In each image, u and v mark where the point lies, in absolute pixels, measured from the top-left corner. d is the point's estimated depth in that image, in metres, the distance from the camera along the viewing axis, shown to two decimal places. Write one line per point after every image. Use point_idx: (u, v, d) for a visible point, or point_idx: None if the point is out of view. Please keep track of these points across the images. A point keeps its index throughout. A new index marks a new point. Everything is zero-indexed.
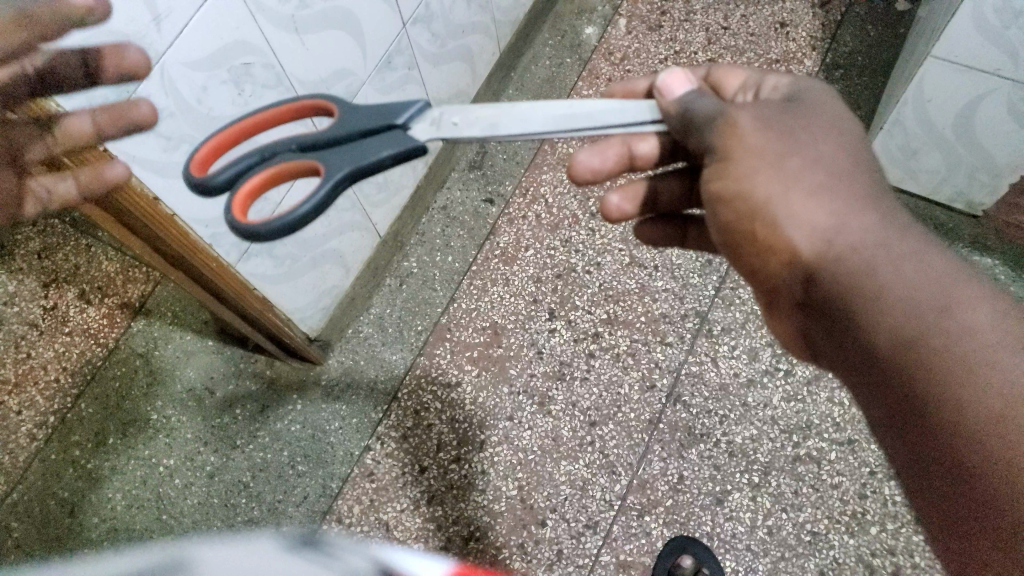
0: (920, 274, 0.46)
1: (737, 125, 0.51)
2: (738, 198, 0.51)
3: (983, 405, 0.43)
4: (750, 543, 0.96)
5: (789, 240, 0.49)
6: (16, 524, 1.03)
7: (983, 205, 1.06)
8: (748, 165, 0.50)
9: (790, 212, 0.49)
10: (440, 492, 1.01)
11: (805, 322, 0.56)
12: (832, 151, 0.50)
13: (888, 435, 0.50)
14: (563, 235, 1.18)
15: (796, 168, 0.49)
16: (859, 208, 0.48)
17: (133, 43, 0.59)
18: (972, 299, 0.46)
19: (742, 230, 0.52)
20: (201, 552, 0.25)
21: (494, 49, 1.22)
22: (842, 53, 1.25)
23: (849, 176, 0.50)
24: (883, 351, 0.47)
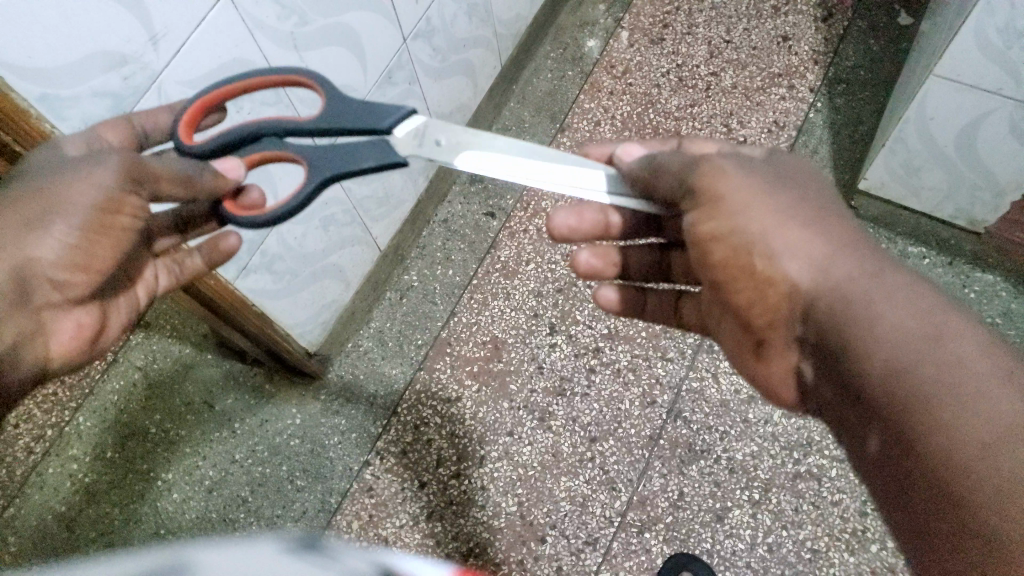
0: (912, 305, 0.46)
1: (729, 169, 0.55)
2: (731, 234, 0.54)
3: (974, 436, 0.40)
4: (751, 561, 0.96)
5: (784, 273, 0.52)
6: (14, 538, 1.02)
7: (985, 221, 1.05)
8: (741, 203, 0.53)
9: (784, 245, 0.52)
10: (440, 508, 1.01)
11: (803, 362, 0.55)
12: (823, 201, 0.54)
13: (882, 482, 0.48)
14: (564, 249, 1.17)
15: (788, 210, 0.52)
16: (851, 248, 0.50)
17: (130, 63, 0.59)
18: (968, 332, 0.44)
19: (737, 263, 0.55)
20: (201, 558, 0.24)
21: (496, 63, 1.22)
22: (845, 67, 1.25)
23: (840, 221, 0.52)
24: (874, 381, 0.45)
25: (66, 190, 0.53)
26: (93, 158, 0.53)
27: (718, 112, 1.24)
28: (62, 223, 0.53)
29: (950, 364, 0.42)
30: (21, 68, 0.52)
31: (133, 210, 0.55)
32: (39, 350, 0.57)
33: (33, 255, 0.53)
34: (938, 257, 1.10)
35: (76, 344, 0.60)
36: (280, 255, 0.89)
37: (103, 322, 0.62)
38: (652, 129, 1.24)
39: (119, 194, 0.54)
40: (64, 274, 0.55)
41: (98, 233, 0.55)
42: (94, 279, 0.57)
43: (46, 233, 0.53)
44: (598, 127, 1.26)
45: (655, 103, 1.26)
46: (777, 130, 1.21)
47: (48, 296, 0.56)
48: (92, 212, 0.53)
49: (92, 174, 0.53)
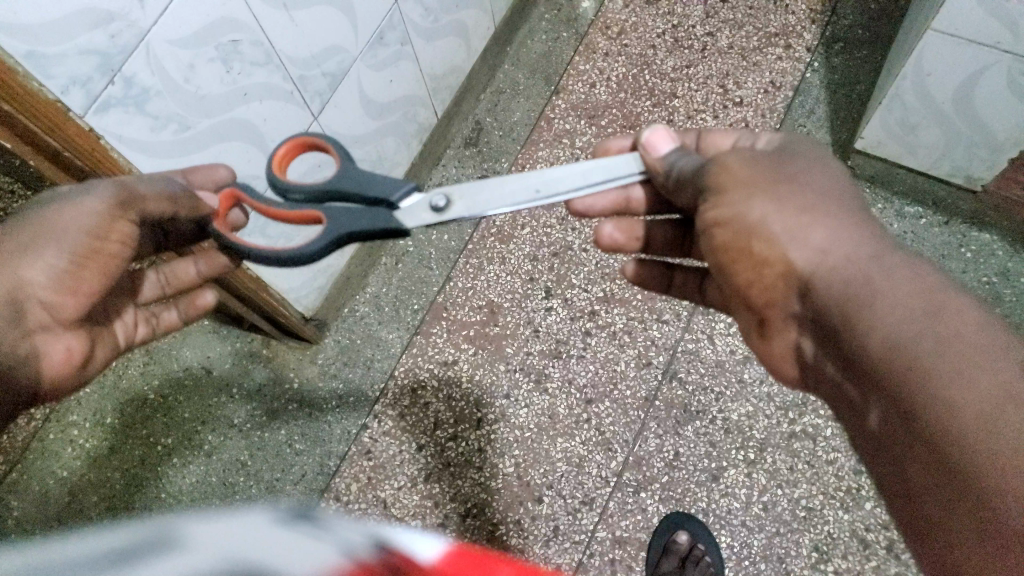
0: (908, 283, 0.45)
1: (737, 160, 0.56)
2: (731, 221, 0.54)
3: (964, 400, 0.40)
4: (746, 519, 0.97)
5: (789, 261, 0.51)
6: (17, 503, 1.03)
7: (982, 180, 1.05)
8: (742, 194, 0.53)
9: (785, 232, 0.51)
10: (438, 469, 1.02)
11: (813, 348, 0.54)
12: (825, 183, 0.54)
13: (884, 459, 0.47)
14: (559, 213, 1.17)
15: (786, 195, 0.52)
16: (851, 229, 0.50)
17: (117, 20, 0.58)
18: (964, 309, 0.43)
19: (739, 252, 0.54)
20: (187, 528, 0.23)
21: (489, 25, 1.21)
22: (843, 26, 1.23)
23: (839, 204, 0.52)
24: (872, 355, 0.45)
25: (60, 220, 0.55)
26: (81, 192, 0.56)
27: (715, 72, 1.23)
28: (54, 250, 0.55)
29: (944, 340, 0.42)
30: (6, 25, 0.51)
31: (121, 236, 0.57)
32: (30, 369, 0.56)
33: (24, 279, 0.55)
34: (934, 217, 1.10)
35: (64, 367, 0.59)
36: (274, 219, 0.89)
37: (87, 352, 0.61)
38: (648, 90, 1.23)
39: (106, 221, 0.56)
40: (55, 295, 0.56)
41: (84, 259, 0.56)
42: (84, 303, 0.58)
43: (37, 255, 0.55)
44: (593, 89, 1.25)
45: (651, 64, 1.25)
46: (774, 90, 1.20)
47: (40, 318, 0.56)
48: (80, 239, 0.55)
49: (83, 203, 0.55)
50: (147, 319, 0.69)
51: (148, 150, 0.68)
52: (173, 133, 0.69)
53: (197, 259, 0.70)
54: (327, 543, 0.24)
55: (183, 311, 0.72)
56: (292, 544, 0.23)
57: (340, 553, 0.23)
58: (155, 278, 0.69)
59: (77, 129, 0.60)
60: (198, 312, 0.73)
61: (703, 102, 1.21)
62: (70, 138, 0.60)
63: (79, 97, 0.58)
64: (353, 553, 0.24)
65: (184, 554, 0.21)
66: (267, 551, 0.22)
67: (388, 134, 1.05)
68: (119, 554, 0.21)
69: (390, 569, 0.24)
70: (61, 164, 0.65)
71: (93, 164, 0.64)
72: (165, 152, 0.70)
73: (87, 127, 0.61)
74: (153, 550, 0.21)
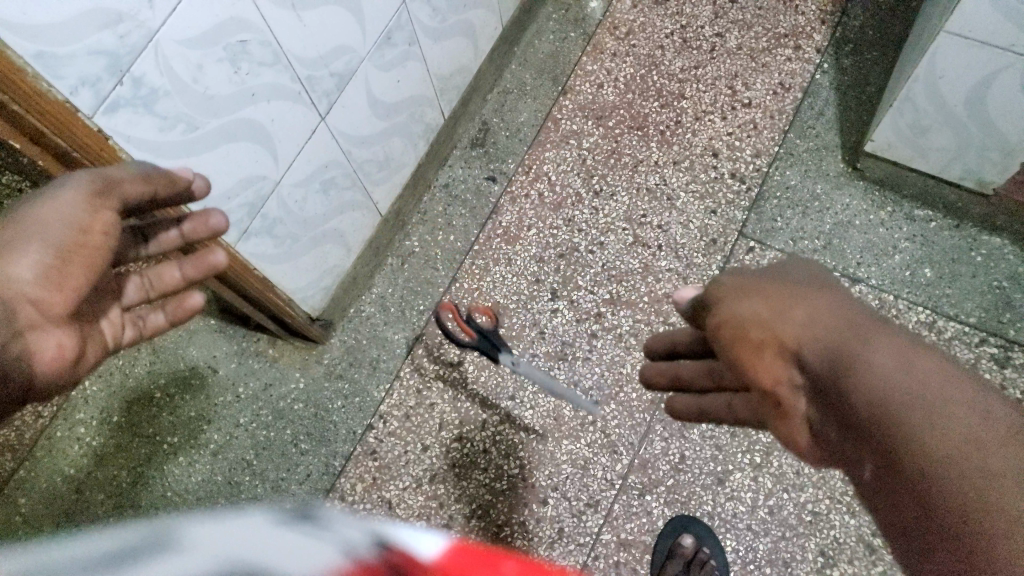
0: (895, 343, 0.41)
1: (737, 276, 0.53)
2: (728, 324, 0.49)
3: (958, 461, 0.36)
4: (752, 523, 0.96)
5: (783, 345, 0.45)
6: (24, 500, 1.04)
7: (993, 183, 1.04)
8: (737, 298, 0.50)
9: (777, 319, 0.46)
10: (443, 470, 1.02)
11: (823, 429, 0.45)
12: (809, 278, 0.50)
13: (896, 535, 0.41)
14: (566, 214, 1.16)
15: (773, 291, 0.48)
16: (841, 313, 0.45)
17: (126, 21, 0.58)
18: (950, 373, 0.40)
19: (731, 344, 0.48)
20: (186, 531, 0.22)
21: (497, 25, 1.20)
22: (853, 27, 1.22)
23: (827, 292, 0.48)
24: (869, 423, 0.40)
25: (43, 215, 0.55)
26: (60, 185, 0.57)
27: (723, 74, 1.22)
28: (39, 244, 0.55)
29: (938, 400, 0.38)
30: (16, 25, 0.51)
31: (104, 227, 0.58)
32: (23, 366, 0.54)
33: (11, 275, 0.54)
34: (944, 220, 1.09)
35: (56, 366, 0.58)
36: (280, 219, 0.89)
37: (75, 351, 0.60)
38: (656, 92, 1.23)
39: (89, 211, 0.57)
40: (43, 292, 0.55)
41: (69, 253, 0.56)
42: (72, 298, 0.57)
43: (21, 252, 0.54)
44: (601, 90, 1.24)
45: (658, 65, 1.24)
46: (783, 92, 1.20)
47: (29, 317, 0.55)
48: (66, 232, 0.56)
49: (62, 196, 0.56)
50: (133, 322, 0.69)
51: (156, 151, 0.68)
52: (181, 134, 0.69)
53: (182, 262, 0.72)
54: (327, 540, 0.23)
55: (170, 314, 0.72)
56: (290, 545, 0.23)
57: (338, 552, 0.23)
58: (141, 281, 0.70)
59: (85, 129, 0.60)
60: (185, 314, 0.73)
61: (710, 104, 1.20)
62: (79, 137, 0.60)
63: (88, 97, 0.58)
64: (353, 549, 0.23)
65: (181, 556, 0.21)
66: (263, 550, 0.22)
67: (395, 134, 1.05)
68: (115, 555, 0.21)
69: (392, 567, 0.23)
70: (68, 164, 0.65)
71: (100, 163, 0.64)
72: (173, 152, 0.70)
73: (95, 127, 0.61)
74: (148, 552, 0.21)
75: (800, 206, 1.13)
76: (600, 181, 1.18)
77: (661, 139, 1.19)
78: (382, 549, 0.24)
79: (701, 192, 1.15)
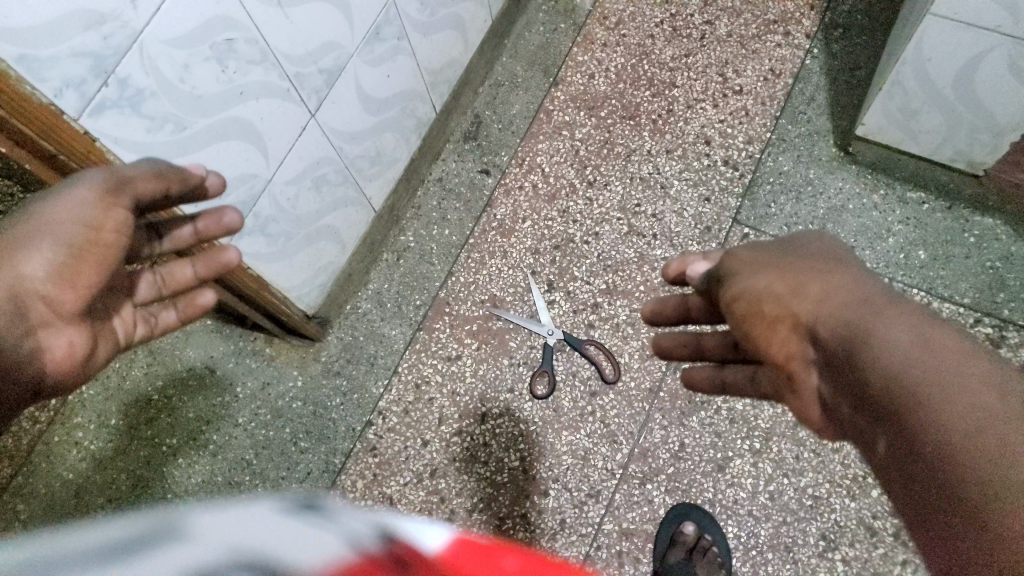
0: (909, 318, 0.43)
1: (749, 250, 0.54)
2: (740, 299, 0.51)
3: (963, 427, 0.38)
4: (753, 509, 0.97)
5: (797, 320, 0.47)
6: (24, 506, 1.03)
7: (984, 163, 1.04)
8: (751, 271, 0.51)
9: (790, 290, 0.48)
10: (444, 465, 1.02)
11: (833, 402, 0.47)
12: (823, 250, 0.51)
13: (902, 495, 0.43)
14: (560, 206, 1.16)
15: (787, 264, 0.50)
16: (854, 283, 0.47)
17: (109, 22, 0.57)
18: (962, 346, 0.41)
19: (745, 318, 0.50)
20: (194, 518, 0.22)
21: (486, 18, 1.20)
22: (842, 11, 1.22)
23: (840, 264, 0.50)
24: (881, 394, 0.41)
25: (56, 213, 0.55)
26: (71, 182, 0.56)
27: (714, 61, 1.22)
28: (50, 243, 0.55)
29: (946, 372, 0.40)
30: None
31: (116, 226, 0.57)
32: (33, 363, 0.55)
33: (22, 272, 0.54)
34: (937, 202, 1.09)
35: (68, 362, 0.59)
36: (273, 217, 0.89)
37: (88, 348, 0.61)
38: (647, 81, 1.23)
39: (100, 210, 0.56)
40: (55, 290, 0.55)
41: (81, 252, 0.56)
42: (84, 296, 0.58)
43: (35, 250, 0.55)
44: (592, 80, 1.24)
45: (649, 54, 1.24)
46: (773, 78, 1.20)
47: (41, 314, 0.56)
48: (78, 231, 0.55)
49: (75, 192, 0.55)
50: (145, 319, 0.69)
51: (145, 151, 0.68)
52: (170, 133, 0.69)
53: (195, 260, 0.72)
54: (334, 529, 0.23)
55: (181, 311, 0.72)
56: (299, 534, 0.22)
57: (345, 543, 0.23)
58: (152, 279, 0.70)
59: (71, 131, 0.60)
60: (196, 312, 0.73)
61: (702, 92, 1.20)
62: (64, 139, 0.60)
63: (73, 99, 0.58)
64: (359, 541, 0.23)
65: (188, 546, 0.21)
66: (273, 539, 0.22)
67: (387, 130, 1.05)
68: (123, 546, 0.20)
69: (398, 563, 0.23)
70: (57, 167, 0.64)
71: (89, 164, 0.63)
72: (162, 152, 0.69)
73: (81, 130, 0.61)
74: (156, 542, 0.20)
75: (793, 191, 1.13)
76: (594, 172, 1.18)
77: (654, 128, 1.19)
78: (387, 543, 0.24)
79: (694, 180, 1.15)
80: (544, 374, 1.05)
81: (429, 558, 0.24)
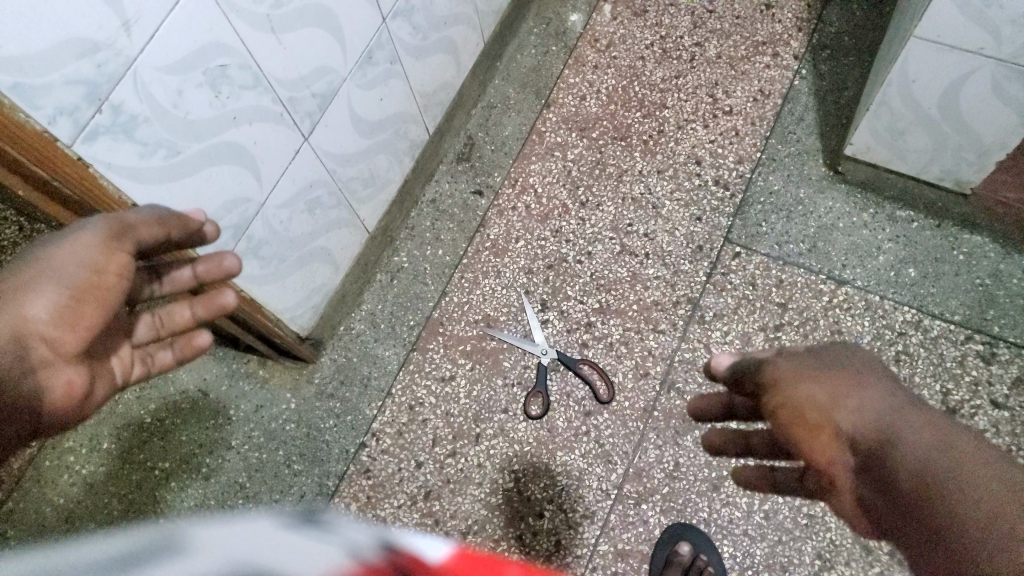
0: (941, 433, 0.44)
1: (785, 354, 0.52)
2: (781, 404, 0.48)
3: (979, 524, 0.40)
4: (748, 528, 0.96)
5: (837, 428, 0.46)
6: (14, 532, 1.02)
7: (971, 182, 1.05)
8: (790, 375, 0.49)
9: (831, 399, 0.47)
10: (438, 487, 1.01)
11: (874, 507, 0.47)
12: (853, 355, 0.51)
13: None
14: (553, 225, 1.17)
15: (828, 369, 0.48)
16: (892, 397, 0.47)
17: (103, 50, 0.58)
18: (989, 462, 0.42)
19: (782, 427, 0.48)
20: (195, 531, 0.21)
21: (478, 41, 1.21)
22: (829, 33, 1.24)
23: (872, 372, 0.49)
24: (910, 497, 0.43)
25: (58, 256, 0.55)
26: (76, 228, 0.57)
27: (704, 82, 1.24)
28: (49, 285, 0.54)
29: (962, 470, 0.42)
30: None
31: (119, 269, 0.58)
32: (31, 402, 0.53)
33: (24, 315, 0.53)
34: (927, 221, 1.10)
35: (66, 402, 0.57)
36: (266, 239, 0.89)
37: (85, 388, 0.59)
38: (637, 102, 1.24)
39: (104, 253, 0.57)
40: (56, 330, 0.55)
41: (83, 293, 0.56)
42: (84, 337, 0.57)
43: (37, 292, 0.54)
44: (583, 102, 1.25)
45: (640, 76, 1.26)
46: (763, 98, 1.21)
47: (41, 355, 0.54)
48: (80, 273, 0.56)
49: (80, 237, 0.56)
50: (143, 359, 0.68)
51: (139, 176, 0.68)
52: (163, 159, 0.69)
53: (193, 301, 0.71)
54: (336, 543, 0.23)
55: (178, 351, 0.71)
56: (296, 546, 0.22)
57: (347, 553, 0.22)
58: (151, 318, 0.69)
59: (65, 158, 0.60)
60: (193, 353, 0.72)
61: (692, 112, 1.22)
62: (58, 166, 0.60)
63: (67, 125, 0.58)
64: (359, 551, 0.23)
65: (189, 557, 0.20)
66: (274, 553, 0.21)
67: (380, 151, 1.06)
68: (124, 557, 0.20)
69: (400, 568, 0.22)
70: (51, 192, 0.64)
71: (82, 190, 0.63)
72: (156, 177, 0.69)
73: (75, 156, 0.61)
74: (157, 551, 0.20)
75: (784, 210, 1.14)
76: (586, 192, 1.18)
77: (645, 148, 1.20)
78: (391, 553, 0.23)
79: (686, 200, 1.16)
80: (538, 395, 1.05)
81: (431, 566, 0.24)
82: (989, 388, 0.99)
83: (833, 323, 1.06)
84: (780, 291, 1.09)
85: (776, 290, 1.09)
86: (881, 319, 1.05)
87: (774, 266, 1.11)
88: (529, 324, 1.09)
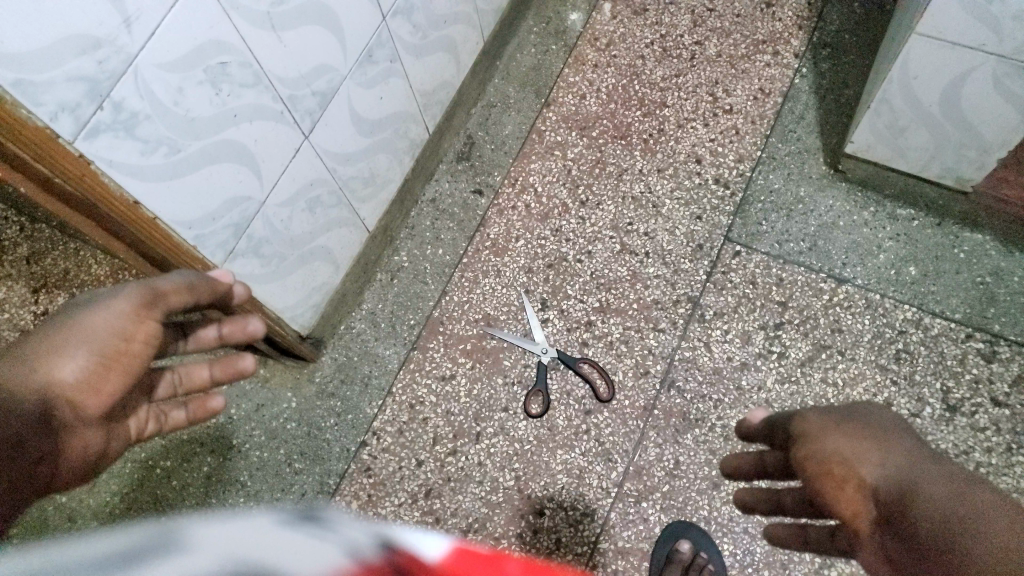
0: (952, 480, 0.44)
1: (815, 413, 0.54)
2: (809, 458, 0.50)
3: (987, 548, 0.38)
4: (748, 526, 0.96)
5: (863, 482, 0.46)
6: (17, 531, 1.03)
7: (972, 179, 1.05)
8: (817, 432, 0.50)
9: (853, 453, 0.48)
10: (438, 485, 1.02)
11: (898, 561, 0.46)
12: (878, 415, 0.52)
13: None
14: (553, 224, 1.17)
15: (854, 426, 0.50)
16: (911, 450, 0.47)
17: (104, 47, 0.58)
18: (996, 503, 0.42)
19: (811, 477, 0.49)
20: (197, 530, 0.21)
21: (478, 40, 1.21)
22: (830, 31, 1.24)
23: (895, 430, 0.50)
24: (925, 544, 0.41)
25: (89, 323, 0.56)
26: (108, 295, 0.58)
27: (704, 81, 1.24)
28: (78, 351, 0.55)
29: (975, 508, 0.41)
30: None
31: (146, 336, 0.59)
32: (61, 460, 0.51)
33: (51, 378, 0.53)
34: (928, 219, 1.10)
35: (84, 465, 0.55)
36: (266, 239, 0.89)
37: (104, 449, 0.58)
38: (637, 101, 1.24)
39: (134, 321, 0.58)
40: (81, 394, 0.54)
41: (110, 360, 0.56)
42: (107, 403, 0.56)
43: (67, 356, 0.54)
44: (583, 101, 1.26)
45: (640, 75, 1.26)
46: (763, 97, 1.21)
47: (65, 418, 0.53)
48: (109, 339, 0.56)
49: (113, 304, 0.57)
50: (157, 416, 0.68)
51: (139, 174, 0.68)
52: (163, 157, 0.69)
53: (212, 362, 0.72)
54: (335, 541, 0.23)
55: (191, 412, 0.70)
56: (292, 541, 0.22)
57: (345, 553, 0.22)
58: (170, 378, 0.70)
59: (67, 156, 0.60)
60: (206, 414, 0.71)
61: (692, 111, 1.22)
62: (59, 164, 0.60)
63: (68, 122, 0.59)
64: (359, 551, 0.22)
65: (188, 554, 0.20)
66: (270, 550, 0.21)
67: (379, 151, 1.06)
68: (130, 554, 0.20)
69: (399, 568, 0.22)
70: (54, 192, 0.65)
71: (83, 188, 0.63)
72: (157, 176, 0.70)
73: (77, 153, 0.61)
74: (159, 551, 0.20)
75: (784, 208, 1.14)
76: (585, 191, 1.18)
77: (644, 147, 1.20)
78: (390, 552, 0.23)
79: (686, 199, 1.16)
80: (538, 393, 1.05)
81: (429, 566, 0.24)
82: (989, 386, 0.99)
83: (833, 321, 1.06)
84: (781, 290, 1.09)
85: (776, 289, 1.09)
86: (881, 318, 1.05)
87: (774, 264, 1.10)
88: (529, 323, 1.09)
